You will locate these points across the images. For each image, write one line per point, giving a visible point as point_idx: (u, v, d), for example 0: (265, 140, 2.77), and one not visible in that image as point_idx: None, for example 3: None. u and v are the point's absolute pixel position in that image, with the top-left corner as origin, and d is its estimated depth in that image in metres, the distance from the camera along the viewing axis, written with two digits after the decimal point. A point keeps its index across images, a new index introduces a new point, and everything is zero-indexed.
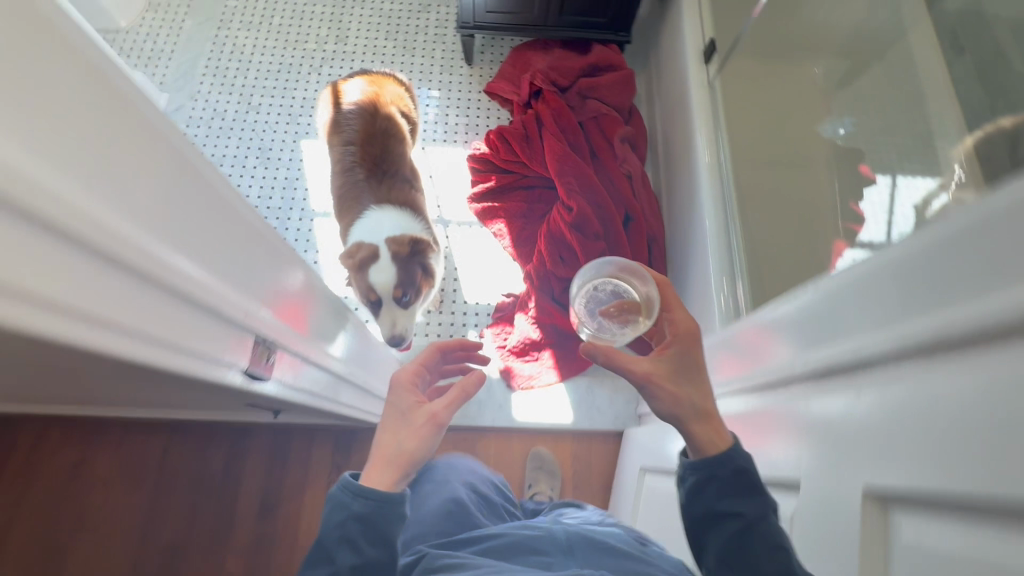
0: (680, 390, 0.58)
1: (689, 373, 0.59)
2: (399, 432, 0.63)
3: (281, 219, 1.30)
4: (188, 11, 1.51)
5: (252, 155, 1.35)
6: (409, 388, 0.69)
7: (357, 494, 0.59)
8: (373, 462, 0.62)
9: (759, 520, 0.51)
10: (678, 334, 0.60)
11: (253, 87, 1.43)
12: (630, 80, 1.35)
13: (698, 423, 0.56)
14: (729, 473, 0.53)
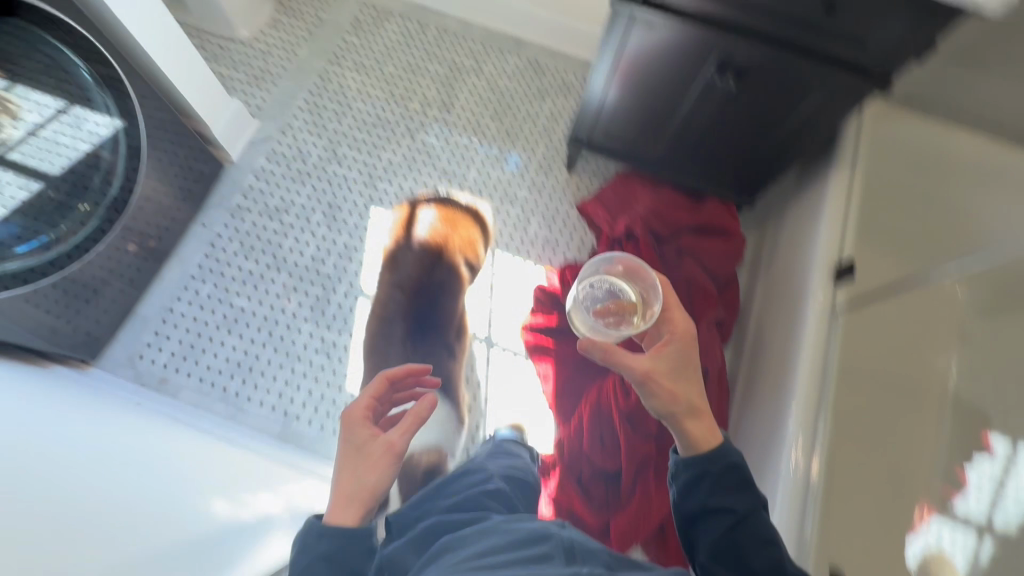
0: (673, 385, 0.81)
1: (681, 370, 0.82)
2: (358, 468, 0.79)
3: (325, 289, 1.22)
4: (307, 36, 1.46)
5: (319, 210, 1.29)
6: (362, 424, 0.84)
7: (329, 534, 0.75)
8: (337, 504, 0.76)
9: (745, 514, 0.75)
10: (677, 334, 0.86)
11: (344, 135, 1.36)
12: (737, 251, 1.19)
13: (690, 418, 0.80)
14: (723, 478, 0.77)
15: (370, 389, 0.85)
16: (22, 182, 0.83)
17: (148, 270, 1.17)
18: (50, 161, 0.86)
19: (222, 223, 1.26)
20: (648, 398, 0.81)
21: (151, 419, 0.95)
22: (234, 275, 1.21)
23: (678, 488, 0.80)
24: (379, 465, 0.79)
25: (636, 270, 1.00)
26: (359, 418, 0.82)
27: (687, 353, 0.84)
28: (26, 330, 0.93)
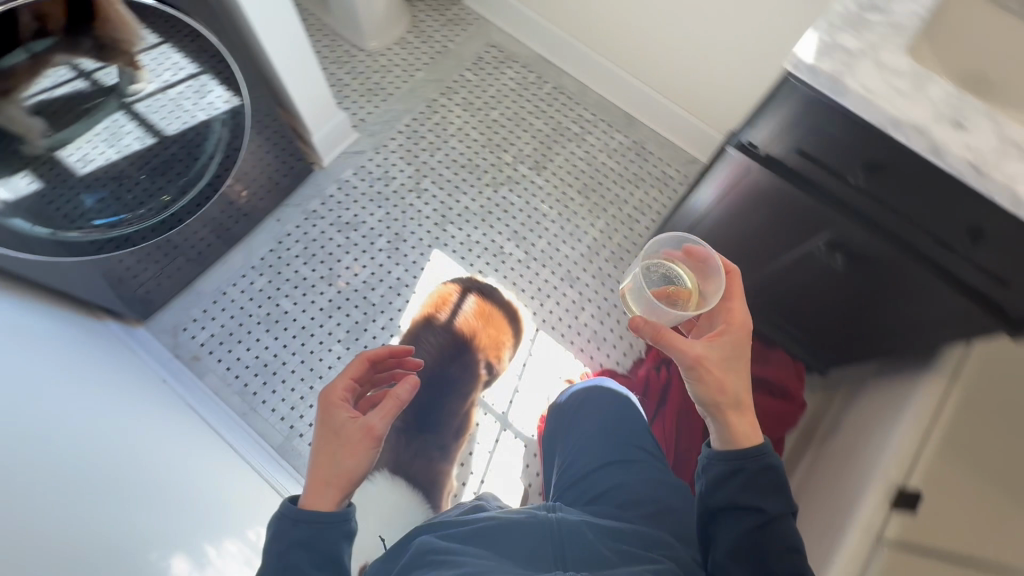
0: (724, 376, 0.72)
1: (734, 363, 0.73)
2: (337, 451, 0.74)
3: (366, 316, 1.23)
4: (428, 61, 1.48)
5: (385, 236, 1.30)
6: (338, 406, 0.77)
7: (299, 521, 0.70)
8: (312, 490, 0.72)
9: (775, 517, 0.67)
10: (734, 329, 0.75)
11: (431, 169, 1.37)
12: (792, 417, 1.08)
13: (734, 412, 0.71)
14: (757, 474, 0.69)
15: (341, 375, 0.80)
16: (140, 134, 0.93)
17: (216, 250, 1.23)
18: (169, 121, 0.95)
19: (295, 224, 1.30)
20: (694, 385, 0.72)
21: (168, 401, 1.00)
22: (289, 277, 1.25)
23: (710, 483, 0.71)
24: (358, 449, 0.74)
25: (702, 256, 0.86)
26: (336, 400, 0.76)
27: (744, 345, 0.74)
28: (98, 272, 1.02)
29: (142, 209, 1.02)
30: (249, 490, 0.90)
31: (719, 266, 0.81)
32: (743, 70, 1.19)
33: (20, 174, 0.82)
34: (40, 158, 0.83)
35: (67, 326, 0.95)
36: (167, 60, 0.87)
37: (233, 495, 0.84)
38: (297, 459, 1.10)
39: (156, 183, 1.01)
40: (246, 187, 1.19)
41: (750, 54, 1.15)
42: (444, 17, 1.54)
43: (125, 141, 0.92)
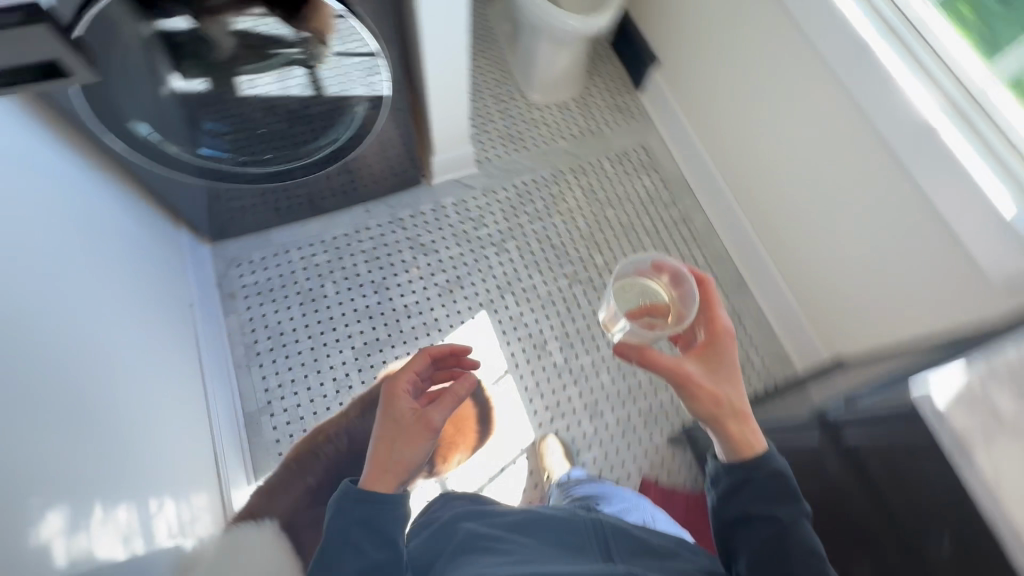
0: (717, 388, 0.67)
1: (723, 370, 0.68)
2: (396, 440, 0.74)
3: (388, 338, 1.22)
4: (577, 135, 1.46)
5: (447, 274, 1.29)
6: (402, 394, 0.77)
7: (363, 500, 0.68)
8: (371, 473, 0.71)
9: (793, 530, 0.61)
10: (717, 339, 0.70)
11: (523, 234, 1.34)
12: None
13: (731, 421, 0.66)
14: (769, 485, 0.63)
15: (404, 364, 0.82)
16: (302, 83, 0.96)
17: (300, 212, 1.28)
18: (333, 82, 0.97)
19: (379, 223, 1.32)
20: (686, 400, 0.68)
21: (176, 328, 1.03)
22: (346, 267, 1.27)
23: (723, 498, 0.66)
24: (415, 440, 0.73)
25: (673, 272, 0.80)
26: (396, 389, 0.76)
27: (729, 345, 0.70)
28: (202, 185, 1.07)
29: (272, 148, 1.08)
30: (182, 450, 0.90)
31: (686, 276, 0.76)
32: (883, 309, 1.03)
33: (197, 76, 0.90)
34: (220, 70, 0.90)
35: (134, 223, 1.01)
36: (352, 35, 0.86)
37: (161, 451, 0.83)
38: (255, 436, 1.10)
39: (295, 129, 1.06)
40: (344, 175, 1.21)
41: (897, 299, 0.99)
42: (613, 101, 1.51)
43: (287, 85, 0.97)
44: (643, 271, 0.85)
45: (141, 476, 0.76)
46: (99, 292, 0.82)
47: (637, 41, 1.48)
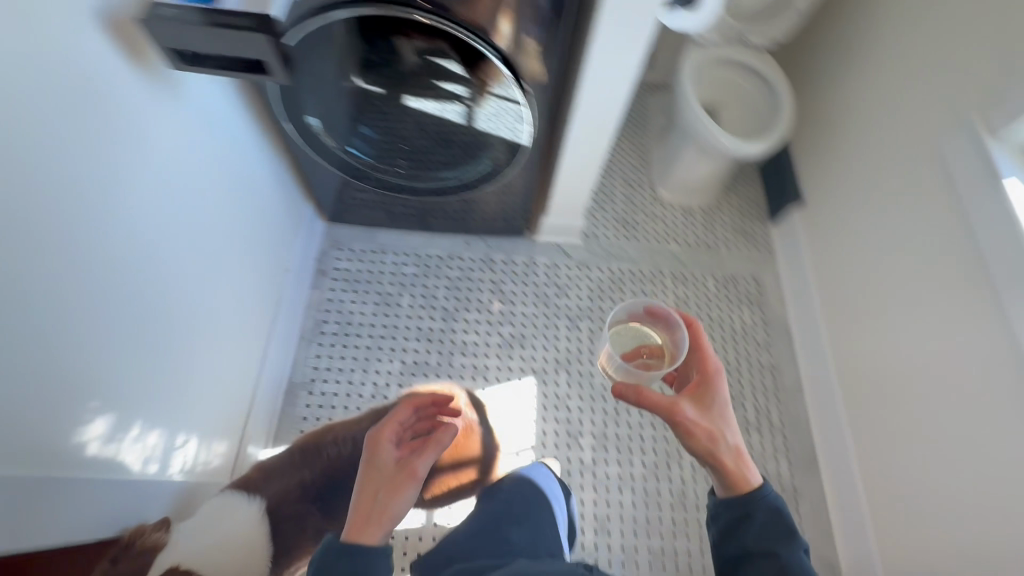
0: (704, 422, 0.80)
1: (713, 407, 0.82)
2: (381, 489, 0.86)
3: (436, 366, 1.25)
4: (692, 243, 1.43)
5: (513, 328, 1.30)
6: (385, 449, 0.91)
7: (346, 552, 0.77)
8: (355, 522, 0.81)
9: (789, 560, 0.72)
10: (708, 385, 0.84)
11: (600, 319, 1.32)
12: None
13: (727, 454, 0.78)
14: (767, 523, 0.75)
15: (387, 415, 0.96)
16: (458, 114, 1.02)
17: (409, 223, 1.36)
18: (485, 121, 1.02)
19: (471, 257, 1.38)
20: (678, 436, 0.81)
21: (266, 286, 1.13)
22: (428, 286, 1.33)
23: (727, 533, 0.78)
24: (399, 487, 0.85)
25: (663, 316, 0.99)
26: (378, 438, 0.90)
27: (719, 386, 0.83)
28: (337, 172, 1.17)
29: (409, 159, 1.16)
30: (223, 394, 0.98)
31: (676, 320, 0.94)
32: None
33: (373, 89, 0.98)
34: (392, 88, 0.97)
35: (275, 188, 1.13)
36: (509, 86, 0.90)
37: (205, 390, 0.90)
38: (287, 404, 1.17)
39: (436, 150, 1.13)
40: (458, 205, 1.28)
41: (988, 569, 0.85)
42: (742, 225, 1.46)
43: (444, 106, 1.01)
44: (637, 314, 1.04)
45: (181, 406, 0.83)
46: (222, 241, 0.93)
47: (786, 178, 1.44)
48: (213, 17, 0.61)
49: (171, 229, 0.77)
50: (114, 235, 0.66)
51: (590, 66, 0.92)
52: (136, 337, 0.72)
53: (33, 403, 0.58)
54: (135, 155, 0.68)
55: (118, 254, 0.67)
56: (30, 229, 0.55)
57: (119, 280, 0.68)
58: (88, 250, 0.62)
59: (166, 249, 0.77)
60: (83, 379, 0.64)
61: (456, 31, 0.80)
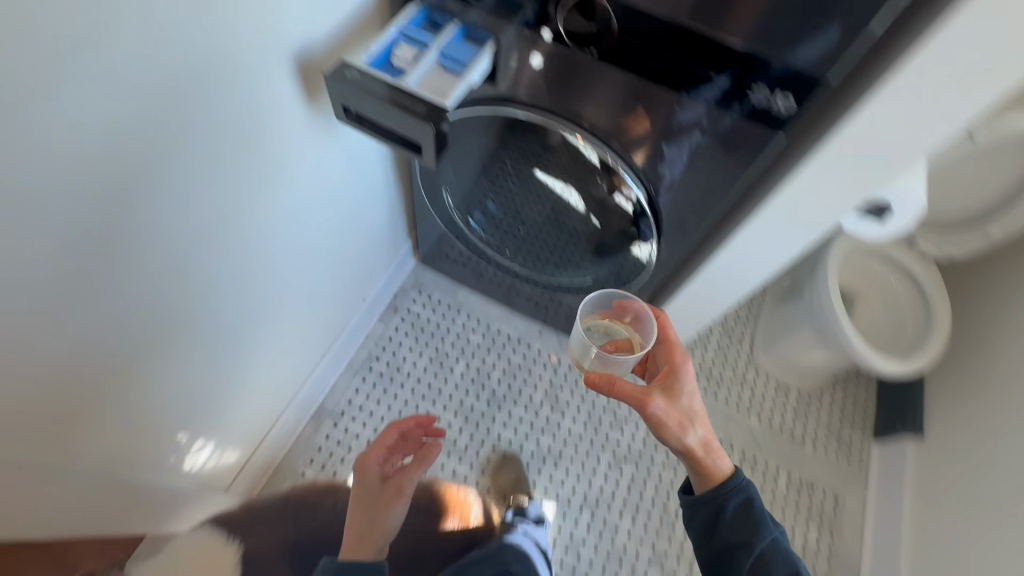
0: (675, 413, 0.73)
1: (683, 397, 0.74)
2: (370, 508, 0.83)
3: (461, 449, 1.19)
4: (775, 425, 1.27)
5: (552, 443, 1.22)
6: (369, 474, 0.90)
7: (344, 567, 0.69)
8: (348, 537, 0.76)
9: (766, 552, 0.67)
10: (677, 373, 0.76)
11: (643, 472, 1.22)
12: None
13: (696, 439, 0.72)
14: (736, 513, 0.70)
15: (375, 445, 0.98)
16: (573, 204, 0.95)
17: (492, 292, 1.33)
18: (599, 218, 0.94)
19: (540, 349, 1.31)
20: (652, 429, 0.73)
21: (337, 313, 1.13)
22: (486, 362, 1.29)
23: (708, 538, 0.71)
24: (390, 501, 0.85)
25: (637, 311, 0.89)
26: (363, 460, 0.92)
27: (687, 376, 0.76)
28: (439, 222, 1.14)
29: (515, 244, 1.13)
30: (249, 407, 0.97)
31: (647, 313, 0.86)
32: None
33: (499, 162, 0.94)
34: (519, 167, 0.93)
35: (385, 222, 1.14)
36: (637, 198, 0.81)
37: (233, 400, 0.90)
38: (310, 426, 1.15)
39: (542, 237, 1.08)
40: (545, 296, 1.22)
41: None
42: (838, 425, 1.29)
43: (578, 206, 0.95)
44: (608, 304, 0.93)
45: (199, 412, 0.83)
46: (309, 268, 0.93)
47: (908, 392, 1.25)
48: (390, 96, 0.61)
49: (258, 250, 0.78)
50: (199, 254, 0.67)
51: (718, 259, 0.87)
52: (181, 347, 0.73)
53: (51, 405, 0.57)
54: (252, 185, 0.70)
55: (193, 271, 0.68)
56: (118, 247, 0.56)
57: (186, 296, 0.69)
58: (167, 268, 0.63)
59: (247, 269, 0.78)
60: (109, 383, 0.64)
61: (613, 157, 0.77)
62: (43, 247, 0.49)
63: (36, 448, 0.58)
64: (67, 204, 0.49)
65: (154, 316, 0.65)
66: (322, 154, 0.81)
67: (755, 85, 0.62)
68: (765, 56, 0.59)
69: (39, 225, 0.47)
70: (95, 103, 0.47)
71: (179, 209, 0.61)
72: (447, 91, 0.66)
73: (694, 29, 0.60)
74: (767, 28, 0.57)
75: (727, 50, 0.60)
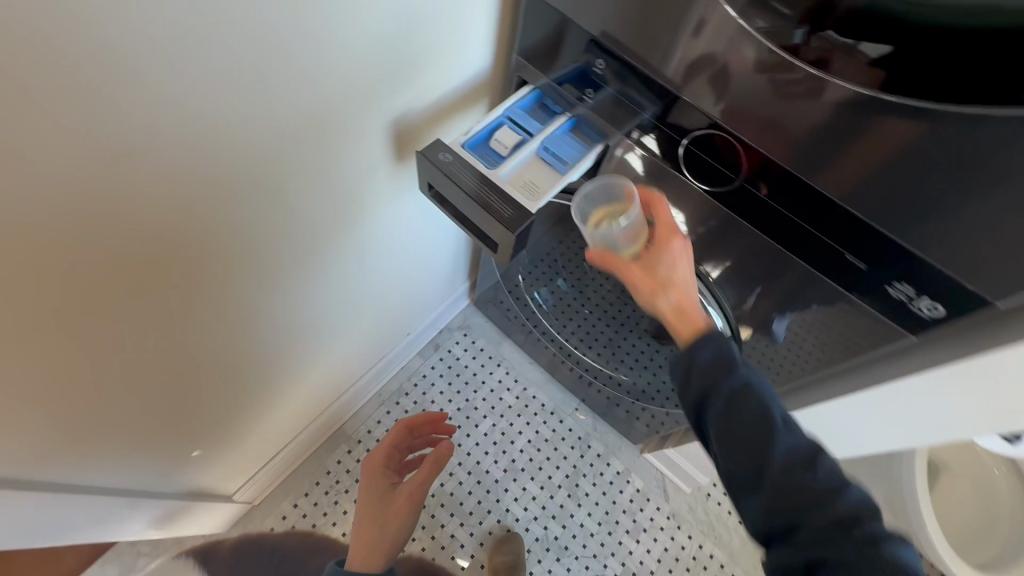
0: (650, 280, 0.61)
1: (664, 268, 0.61)
2: (379, 513, 0.79)
3: (468, 513, 1.14)
4: None
5: (561, 533, 1.15)
6: (378, 474, 0.84)
7: None
8: (358, 551, 0.76)
9: (750, 398, 0.53)
10: (661, 245, 0.62)
11: None
12: None
13: (670, 303, 0.59)
14: (711, 364, 0.55)
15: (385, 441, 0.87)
16: None
17: (537, 355, 1.27)
18: None
19: (571, 427, 1.25)
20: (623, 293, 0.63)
21: (378, 342, 1.11)
22: (514, 426, 1.23)
23: (682, 382, 0.57)
24: (398, 513, 0.78)
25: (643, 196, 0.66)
26: (374, 455, 0.84)
27: (674, 244, 0.61)
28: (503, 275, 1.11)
29: (574, 322, 1.07)
30: (271, 422, 0.97)
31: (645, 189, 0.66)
32: None
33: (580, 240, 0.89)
34: None
35: (447, 262, 1.12)
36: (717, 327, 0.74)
37: (254, 413, 0.90)
38: (326, 447, 1.14)
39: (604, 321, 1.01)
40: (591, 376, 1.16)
41: None
42: None
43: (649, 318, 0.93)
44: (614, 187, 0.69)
45: (216, 424, 0.84)
46: (356, 300, 0.93)
47: None
48: (477, 191, 0.57)
49: (306, 283, 0.77)
50: (245, 282, 0.67)
51: (804, 425, 0.78)
52: (208, 364, 0.73)
53: (75, 410, 0.58)
54: (310, 225, 0.69)
55: (238, 296, 0.68)
56: (167, 278, 0.56)
57: (223, 321, 0.69)
58: (216, 291, 0.64)
59: (292, 299, 0.78)
60: (128, 397, 0.65)
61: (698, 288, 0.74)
62: (93, 281, 0.49)
63: (54, 447, 0.59)
64: (126, 243, 0.49)
65: (187, 339, 0.65)
66: (387, 201, 0.80)
67: (880, 263, 0.53)
68: (894, 235, 0.51)
69: (96, 258, 0.48)
70: (173, 149, 0.47)
71: (232, 245, 0.61)
72: (536, 190, 0.61)
73: (812, 184, 0.53)
74: (878, 205, 0.50)
75: (849, 217, 0.53)
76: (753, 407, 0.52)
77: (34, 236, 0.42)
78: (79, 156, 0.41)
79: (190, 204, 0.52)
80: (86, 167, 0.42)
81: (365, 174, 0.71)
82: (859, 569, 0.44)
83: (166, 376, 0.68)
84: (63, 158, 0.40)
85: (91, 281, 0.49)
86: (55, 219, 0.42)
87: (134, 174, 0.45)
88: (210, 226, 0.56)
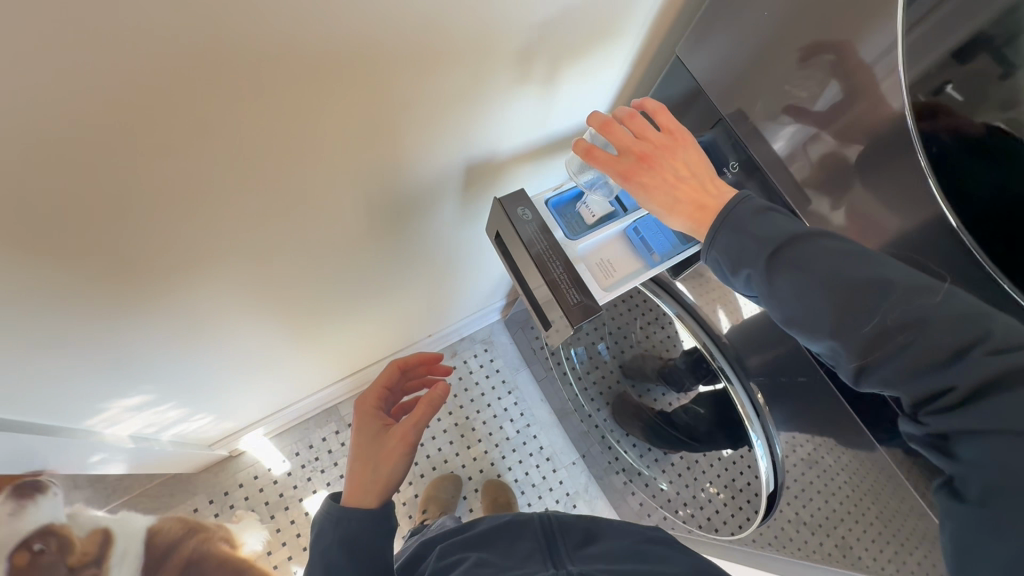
0: (674, 196, 0.49)
1: (668, 171, 0.50)
2: (369, 450, 0.65)
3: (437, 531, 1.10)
4: None
5: None
6: (370, 415, 0.70)
7: (341, 521, 0.60)
8: (353, 484, 0.62)
9: (806, 243, 0.43)
10: (651, 156, 0.50)
11: None
12: None
13: (698, 190, 0.49)
14: (763, 223, 0.45)
15: (372, 382, 0.74)
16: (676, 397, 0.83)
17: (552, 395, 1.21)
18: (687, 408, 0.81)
19: (562, 481, 1.18)
20: (650, 237, 0.55)
21: (400, 338, 1.07)
22: (506, 461, 1.18)
23: (719, 264, 0.49)
24: (394, 451, 0.64)
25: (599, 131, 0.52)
26: (369, 393, 0.72)
27: (656, 155, 0.50)
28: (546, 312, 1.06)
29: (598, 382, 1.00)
30: (274, 390, 0.95)
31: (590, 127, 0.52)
32: None
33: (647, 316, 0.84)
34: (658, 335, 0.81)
35: (489, 281, 1.07)
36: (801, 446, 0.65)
37: (254, 384, 0.88)
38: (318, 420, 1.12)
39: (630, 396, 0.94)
40: (601, 440, 1.09)
41: None
42: None
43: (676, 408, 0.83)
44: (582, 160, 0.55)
45: (213, 391, 0.80)
46: (389, 300, 0.88)
47: None
48: (547, 264, 0.52)
49: (344, 277, 0.73)
50: (283, 267, 0.63)
51: None
52: (220, 336, 0.69)
53: (77, 352, 0.55)
54: (362, 227, 0.64)
55: (274, 278, 0.64)
56: (202, 252, 0.52)
57: (255, 297, 0.65)
58: (254, 271, 0.60)
59: (327, 289, 0.74)
60: (132, 353, 0.61)
61: (742, 400, 0.71)
62: (124, 240, 0.45)
63: (52, 380, 0.57)
64: (167, 209, 0.45)
65: (214, 304, 0.62)
66: (450, 221, 0.75)
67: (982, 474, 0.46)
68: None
69: (131, 221, 0.44)
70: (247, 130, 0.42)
71: (279, 235, 0.57)
72: (610, 275, 0.55)
73: None
74: None
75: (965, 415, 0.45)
76: (809, 252, 0.43)
77: (64, 189, 0.38)
78: (146, 121, 0.36)
79: (238, 181, 0.47)
80: (132, 129, 0.36)
81: (437, 191, 0.66)
82: (998, 412, 0.36)
83: (172, 343, 0.64)
84: (106, 117, 0.35)
85: (120, 241, 0.45)
86: (87, 174, 0.38)
87: (182, 145, 0.40)
88: (263, 212, 0.52)
